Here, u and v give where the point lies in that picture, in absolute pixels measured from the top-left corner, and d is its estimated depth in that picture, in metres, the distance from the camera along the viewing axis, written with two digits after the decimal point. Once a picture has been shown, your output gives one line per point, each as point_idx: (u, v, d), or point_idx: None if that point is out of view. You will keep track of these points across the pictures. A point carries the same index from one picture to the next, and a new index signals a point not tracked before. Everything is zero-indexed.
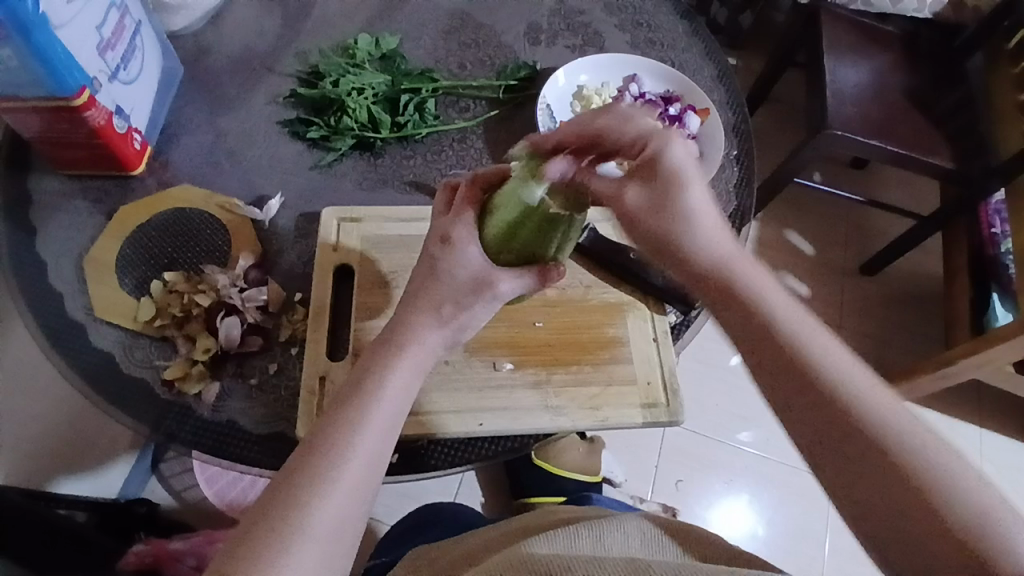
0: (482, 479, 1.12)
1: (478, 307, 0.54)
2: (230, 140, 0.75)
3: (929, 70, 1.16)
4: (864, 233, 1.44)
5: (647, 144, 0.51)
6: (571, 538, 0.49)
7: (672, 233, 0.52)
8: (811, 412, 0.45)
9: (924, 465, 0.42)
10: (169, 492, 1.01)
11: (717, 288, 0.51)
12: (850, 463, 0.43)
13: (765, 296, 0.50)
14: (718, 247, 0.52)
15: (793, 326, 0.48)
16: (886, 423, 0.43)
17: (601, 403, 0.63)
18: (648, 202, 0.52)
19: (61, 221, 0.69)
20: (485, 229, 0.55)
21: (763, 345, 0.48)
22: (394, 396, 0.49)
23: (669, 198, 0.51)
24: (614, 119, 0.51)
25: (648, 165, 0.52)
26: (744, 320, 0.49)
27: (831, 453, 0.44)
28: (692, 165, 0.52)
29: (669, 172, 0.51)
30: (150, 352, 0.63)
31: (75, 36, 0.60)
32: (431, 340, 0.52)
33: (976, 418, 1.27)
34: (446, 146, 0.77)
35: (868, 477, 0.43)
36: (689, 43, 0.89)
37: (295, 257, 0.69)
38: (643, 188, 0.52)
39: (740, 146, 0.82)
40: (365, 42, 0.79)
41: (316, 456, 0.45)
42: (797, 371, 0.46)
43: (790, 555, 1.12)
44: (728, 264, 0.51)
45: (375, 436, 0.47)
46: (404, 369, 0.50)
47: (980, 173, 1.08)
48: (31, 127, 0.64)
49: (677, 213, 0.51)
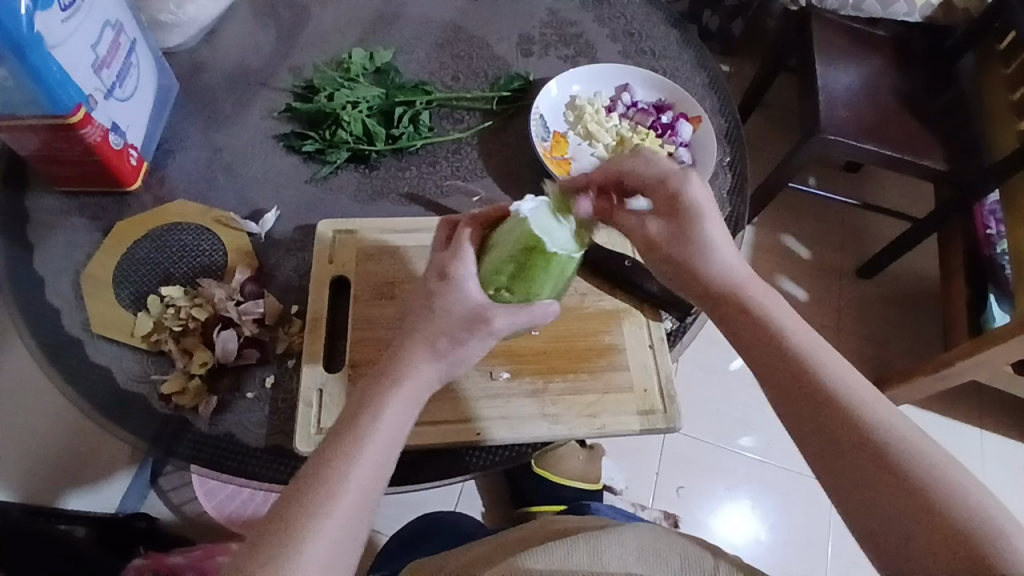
0: (482, 488, 1.12)
1: (472, 343, 0.53)
2: (226, 155, 0.75)
3: (920, 74, 1.17)
4: (859, 236, 1.45)
5: (669, 183, 0.59)
6: (568, 551, 0.49)
7: (691, 261, 0.58)
8: (816, 421, 0.48)
9: (922, 469, 0.43)
10: (169, 506, 1.06)
11: (729, 303, 0.56)
12: (846, 460, 0.46)
13: (775, 314, 0.54)
14: (736, 272, 0.57)
15: (803, 342, 0.52)
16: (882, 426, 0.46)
17: (598, 411, 0.63)
18: (670, 230, 0.59)
19: (58, 238, 0.69)
20: (484, 265, 0.56)
21: (772, 359, 0.52)
22: (391, 435, 0.49)
23: (690, 230, 0.58)
24: (639, 164, 0.60)
25: (670, 203, 0.59)
26: (758, 339, 0.53)
27: (835, 458, 0.46)
28: (710, 202, 0.58)
29: (689, 207, 0.58)
30: (148, 367, 0.63)
31: (70, 55, 0.61)
32: (427, 376, 0.52)
33: (977, 418, 1.27)
34: (440, 157, 0.77)
35: (868, 480, 0.44)
36: (681, 51, 0.90)
37: (292, 270, 0.70)
38: (665, 223, 0.59)
39: (733, 153, 0.82)
40: (359, 56, 0.80)
41: (306, 492, 0.45)
42: (801, 377, 0.50)
43: (793, 559, 1.12)
44: (742, 289, 0.56)
45: (367, 472, 0.47)
46: (400, 406, 0.50)
47: (973, 175, 1.09)
48: (28, 145, 0.64)
49: (697, 245, 0.58)
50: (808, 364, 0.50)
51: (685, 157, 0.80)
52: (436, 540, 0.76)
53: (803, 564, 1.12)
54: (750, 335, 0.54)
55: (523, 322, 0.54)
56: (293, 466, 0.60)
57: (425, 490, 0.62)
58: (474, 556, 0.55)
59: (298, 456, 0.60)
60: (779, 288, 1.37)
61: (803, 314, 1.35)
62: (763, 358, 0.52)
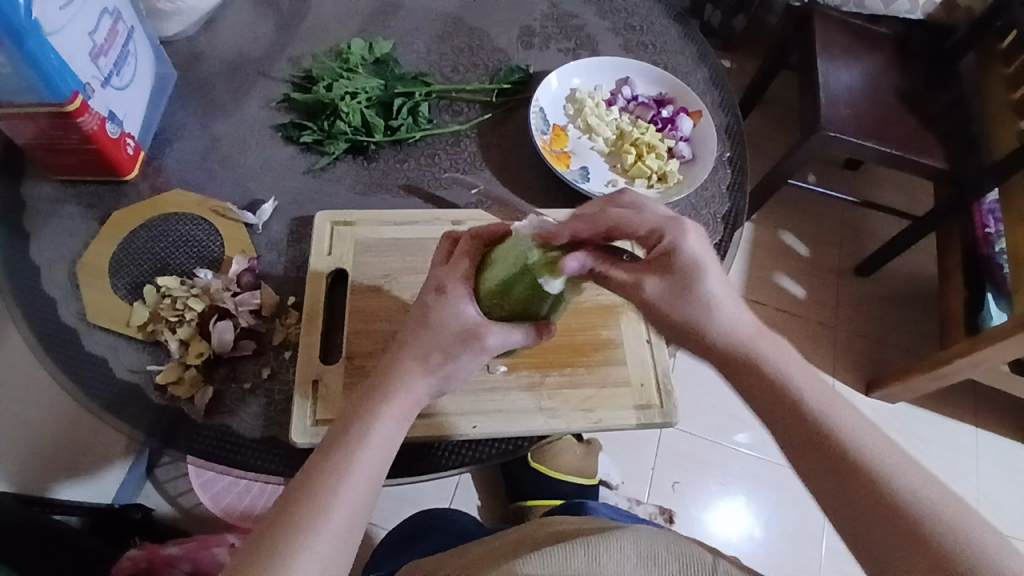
0: (478, 481, 1.12)
1: (465, 359, 0.53)
2: (224, 145, 0.75)
3: (921, 71, 1.17)
4: (858, 233, 1.45)
5: (663, 234, 0.53)
6: (566, 556, 0.48)
7: (692, 318, 0.53)
8: (835, 484, 0.45)
9: (951, 532, 0.41)
10: (165, 497, 1.05)
11: (741, 365, 0.51)
12: (877, 536, 0.43)
13: (787, 372, 0.50)
14: (739, 326, 0.53)
15: (817, 397, 0.49)
16: (912, 494, 0.43)
17: (594, 405, 0.63)
18: (667, 289, 0.53)
19: (55, 226, 0.68)
20: (482, 282, 0.55)
21: (786, 420, 0.49)
22: (390, 435, 0.50)
23: (688, 284, 0.53)
24: (629, 214, 0.54)
25: (664, 256, 0.53)
26: (769, 400, 0.50)
27: (865, 536, 0.43)
28: (708, 251, 0.53)
29: (685, 261, 0.53)
30: (144, 357, 0.63)
31: (68, 43, 0.60)
32: (422, 384, 0.52)
33: (972, 417, 1.27)
34: (439, 149, 0.77)
35: (896, 547, 0.42)
36: (683, 46, 0.89)
37: (288, 261, 0.69)
38: (661, 279, 0.53)
39: (733, 148, 0.82)
40: (358, 46, 0.79)
41: (295, 513, 0.45)
42: (821, 444, 0.47)
43: (788, 556, 1.12)
44: (750, 344, 0.52)
45: (358, 489, 0.47)
46: (399, 411, 0.51)
47: (972, 174, 1.08)
48: (24, 133, 0.64)
49: (698, 300, 0.53)
50: (823, 425, 0.47)
51: (685, 152, 0.80)
52: (432, 535, 0.76)
53: (797, 562, 1.12)
54: (761, 392, 0.50)
55: (519, 343, 0.54)
56: (290, 457, 0.60)
57: (421, 481, 0.62)
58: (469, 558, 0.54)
59: (295, 447, 0.60)
60: (778, 285, 1.37)
61: (801, 311, 1.35)
62: (777, 420, 0.49)
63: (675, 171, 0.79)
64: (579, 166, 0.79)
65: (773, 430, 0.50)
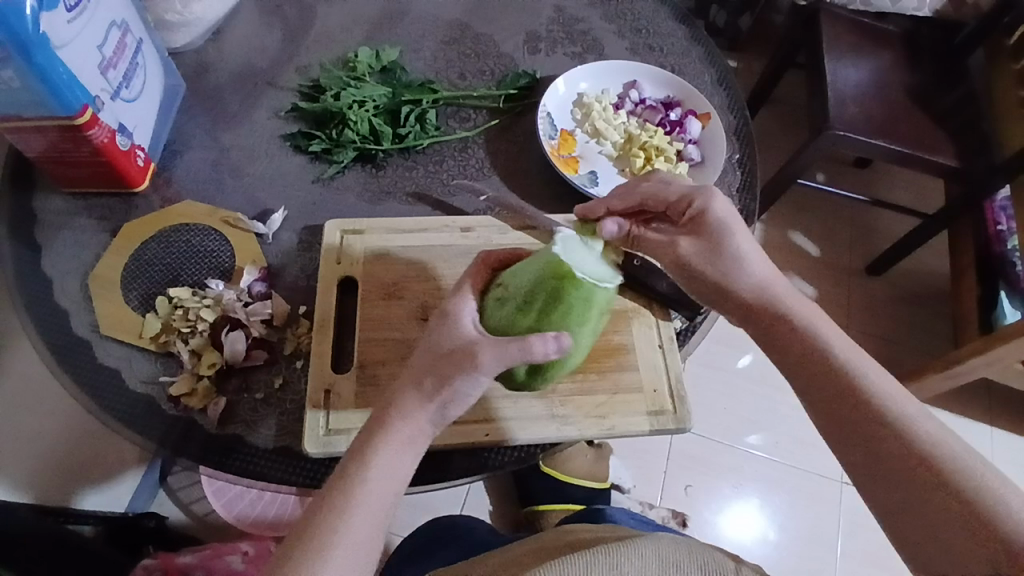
0: (490, 486, 1.12)
1: (460, 382, 0.50)
2: (233, 155, 0.75)
3: (930, 68, 1.16)
4: (869, 232, 1.44)
5: (693, 200, 0.59)
6: (590, 565, 0.48)
7: (725, 277, 0.58)
8: (858, 436, 0.49)
9: (963, 476, 0.44)
10: (178, 505, 1.08)
11: (773, 323, 0.56)
12: (894, 482, 0.47)
13: (816, 326, 0.54)
14: (771, 281, 0.58)
15: (846, 355, 0.52)
16: (924, 441, 0.47)
17: (607, 412, 0.62)
18: (699, 249, 0.59)
19: (66, 239, 0.69)
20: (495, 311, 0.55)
21: (816, 377, 0.52)
22: (383, 482, 0.49)
23: (720, 245, 0.58)
24: (658, 185, 0.61)
25: (695, 219, 0.59)
26: (801, 356, 0.54)
27: (881, 480, 0.47)
28: (735, 216, 0.58)
29: (714, 223, 0.58)
30: (157, 368, 0.63)
31: (77, 56, 0.60)
32: (418, 416, 0.50)
33: (987, 417, 1.26)
34: (447, 156, 0.77)
35: (914, 492, 0.46)
36: (690, 48, 0.89)
37: (299, 270, 0.69)
38: (693, 241, 0.59)
39: (742, 150, 0.81)
40: (365, 54, 0.79)
41: (307, 541, 0.46)
42: (843, 394, 0.50)
43: (803, 558, 1.12)
44: (784, 304, 0.56)
45: (368, 521, 0.48)
46: (393, 451, 0.50)
47: (982, 171, 1.07)
48: (35, 146, 0.64)
49: (730, 259, 0.58)
50: (846, 373, 0.51)
51: (694, 155, 0.80)
52: (446, 546, 0.76)
53: (812, 564, 1.11)
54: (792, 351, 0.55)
55: (516, 358, 0.50)
56: (304, 467, 0.60)
57: (436, 489, 0.61)
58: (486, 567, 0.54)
59: (308, 457, 0.60)
60: None
61: None
62: (806, 377, 0.53)
63: (685, 174, 0.78)
64: (588, 171, 0.79)
65: (798, 382, 0.54)
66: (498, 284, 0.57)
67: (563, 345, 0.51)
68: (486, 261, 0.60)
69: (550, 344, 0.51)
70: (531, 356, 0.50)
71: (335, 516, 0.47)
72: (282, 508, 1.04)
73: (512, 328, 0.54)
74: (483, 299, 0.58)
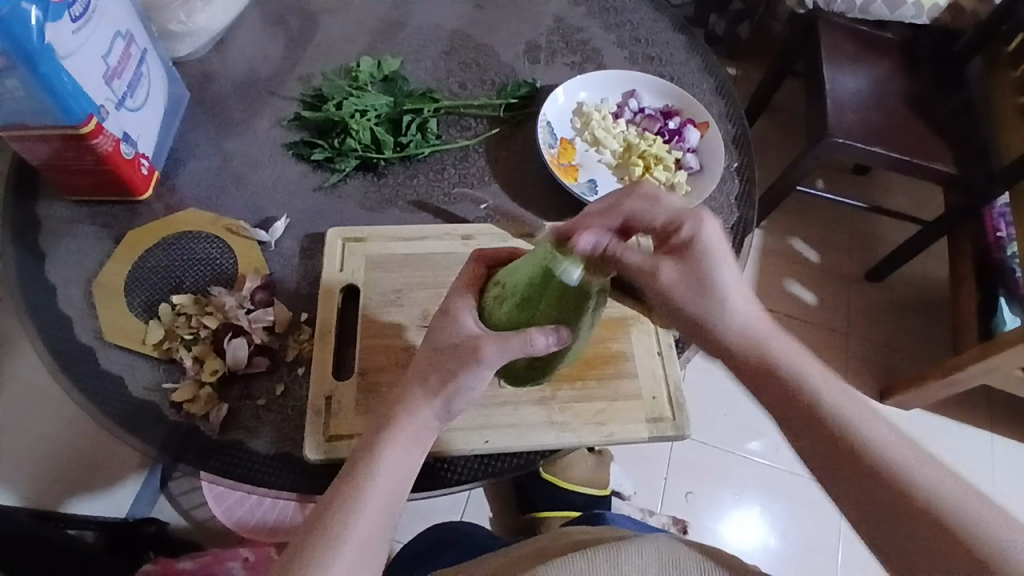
0: (490, 493, 1.12)
1: (465, 377, 0.52)
2: (236, 163, 0.76)
3: (928, 76, 1.17)
4: (868, 239, 1.45)
5: (681, 226, 0.57)
6: (587, 567, 0.48)
7: (703, 312, 0.57)
8: (853, 478, 0.49)
9: (964, 517, 0.45)
10: (179, 512, 1.07)
11: (757, 365, 0.56)
12: (900, 525, 0.46)
13: (801, 366, 0.54)
14: (752, 324, 0.57)
15: (829, 391, 0.53)
16: (923, 481, 0.47)
17: (606, 419, 0.63)
18: (682, 275, 0.57)
19: (70, 246, 0.69)
20: (493, 310, 0.56)
21: (799, 417, 0.52)
22: (393, 477, 0.50)
23: (704, 273, 0.57)
24: (645, 204, 0.57)
25: (682, 245, 0.57)
26: (778, 394, 0.54)
27: (887, 524, 0.47)
28: (723, 250, 0.57)
29: (702, 252, 0.57)
30: (159, 375, 0.63)
31: (81, 66, 0.61)
32: (424, 413, 0.52)
33: (987, 424, 1.26)
34: (448, 164, 0.78)
35: (911, 529, 0.46)
36: (689, 57, 0.90)
37: (301, 277, 0.70)
38: (676, 265, 0.57)
39: (740, 158, 0.82)
40: (367, 64, 0.80)
41: (317, 540, 0.47)
42: (836, 437, 0.50)
43: (803, 565, 1.12)
44: (763, 340, 0.56)
45: (373, 517, 0.48)
46: (401, 447, 0.51)
47: (981, 178, 1.08)
48: (40, 154, 0.65)
49: (711, 291, 0.57)
50: (835, 415, 0.51)
51: (692, 163, 0.81)
52: (447, 550, 0.76)
53: (812, 571, 1.11)
54: (773, 391, 0.54)
55: (518, 351, 0.52)
56: (304, 473, 0.60)
57: (435, 496, 0.61)
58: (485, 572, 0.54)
59: (309, 463, 0.60)
60: (789, 292, 1.36)
61: (812, 318, 1.34)
62: (788, 412, 0.53)
63: (683, 183, 0.79)
64: (587, 179, 0.80)
65: (786, 424, 0.53)
66: (495, 283, 0.57)
67: (562, 338, 0.53)
68: (482, 259, 0.60)
69: (550, 338, 0.52)
70: (532, 349, 0.52)
71: (347, 511, 0.48)
72: (282, 514, 1.05)
73: (513, 323, 0.55)
74: (481, 297, 0.58)
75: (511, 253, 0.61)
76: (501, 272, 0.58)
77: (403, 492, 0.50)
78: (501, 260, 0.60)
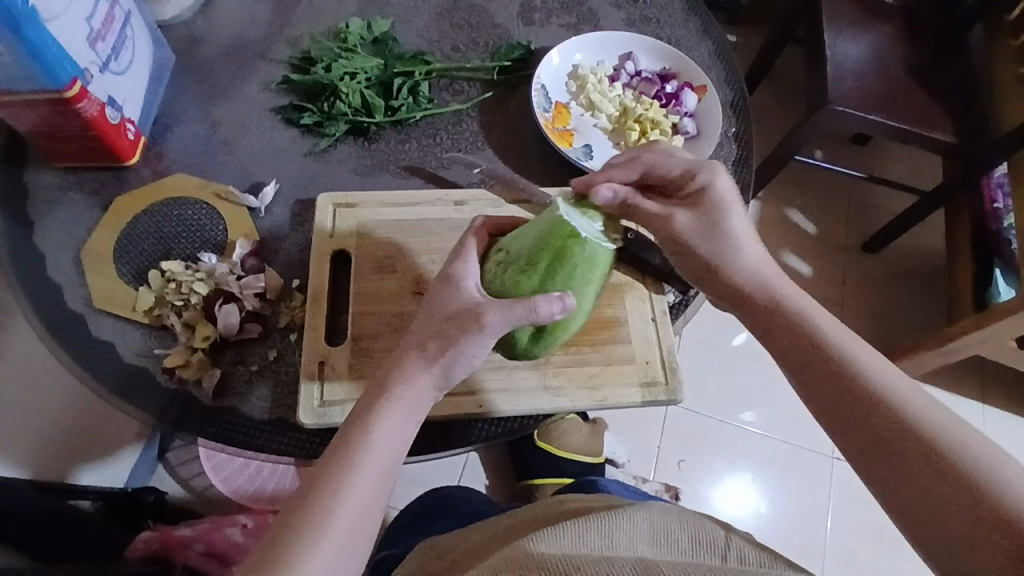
0: (486, 461, 1.13)
1: (466, 342, 0.52)
2: (225, 128, 0.75)
3: (929, 41, 1.15)
4: (865, 209, 1.44)
5: (696, 175, 0.58)
6: (579, 536, 0.47)
7: (719, 258, 0.57)
8: (862, 427, 0.48)
9: (975, 464, 0.43)
10: (178, 481, 1.08)
11: (771, 314, 0.56)
12: (902, 474, 0.45)
13: (816, 320, 0.54)
14: (763, 274, 0.57)
15: (841, 343, 0.52)
16: (933, 430, 0.45)
17: (599, 383, 0.63)
18: (697, 223, 0.58)
19: (58, 214, 0.69)
20: (496, 279, 0.56)
21: (808, 364, 0.52)
22: (387, 446, 0.49)
23: (719, 222, 0.57)
24: (661, 157, 0.60)
25: (695, 194, 0.58)
26: (792, 343, 0.54)
27: (895, 475, 0.45)
28: (737, 198, 0.58)
29: (713, 201, 0.58)
30: (151, 342, 0.63)
31: (64, 28, 0.60)
32: (422, 381, 0.52)
33: (980, 394, 1.27)
34: (441, 129, 0.76)
35: (921, 482, 0.44)
36: (686, 19, 0.88)
37: (292, 244, 0.69)
38: (691, 213, 0.58)
39: (738, 123, 0.81)
40: (357, 25, 0.78)
41: (306, 508, 0.46)
42: (847, 388, 0.49)
43: (795, 531, 1.13)
44: (778, 292, 0.56)
45: (366, 486, 0.47)
46: (395, 418, 0.50)
47: (981, 148, 1.06)
48: (26, 120, 0.64)
49: (726, 241, 0.57)
50: (848, 369, 0.50)
51: (689, 128, 0.79)
52: (440, 516, 0.76)
53: (805, 539, 1.12)
54: (789, 345, 0.54)
55: (522, 319, 0.52)
56: (299, 438, 0.60)
57: (429, 460, 0.61)
58: (480, 540, 0.54)
59: (303, 428, 0.60)
60: (785, 263, 1.36)
61: (807, 290, 1.34)
62: (800, 364, 0.53)
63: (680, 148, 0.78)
64: (582, 144, 0.78)
65: (797, 376, 0.53)
66: (499, 250, 0.58)
67: (568, 306, 0.52)
68: (486, 225, 0.60)
69: (556, 306, 0.52)
70: (535, 316, 0.52)
71: (335, 482, 0.47)
72: (281, 482, 1.06)
73: (516, 291, 0.55)
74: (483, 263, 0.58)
75: (515, 221, 0.62)
76: (505, 239, 0.58)
77: (399, 461, 0.50)
78: (506, 228, 0.61)
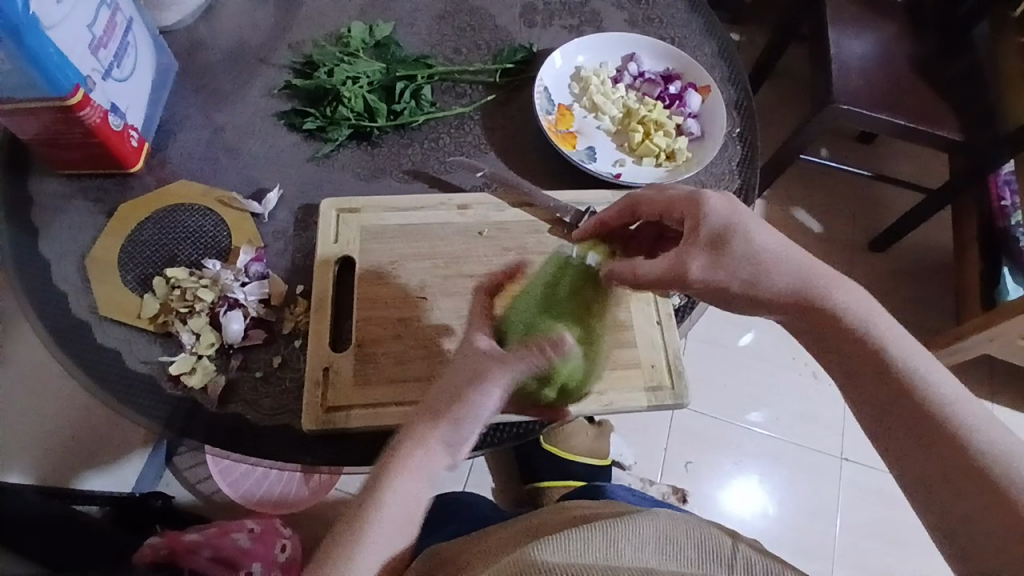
0: (492, 465, 1.13)
1: (475, 397, 0.48)
2: (228, 134, 0.75)
3: (935, 37, 1.14)
4: (872, 207, 1.43)
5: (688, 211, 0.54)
6: (584, 542, 0.47)
7: (744, 285, 0.52)
8: (915, 445, 0.47)
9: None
10: (185, 486, 1.07)
11: (824, 321, 0.51)
12: (956, 500, 0.44)
13: (873, 322, 0.51)
14: (800, 275, 0.52)
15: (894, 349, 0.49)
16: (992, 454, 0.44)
17: (605, 388, 0.62)
18: (711, 261, 0.53)
19: (62, 221, 0.69)
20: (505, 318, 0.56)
21: (861, 372, 0.50)
22: (401, 506, 0.47)
23: (734, 249, 0.52)
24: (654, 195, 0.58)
25: (694, 232, 0.54)
26: (839, 348, 0.51)
27: (949, 499, 0.45)
28: (741, 210, 0.53)
29: (715, 232, 0.53)
30: (156, 349, 0.63)
31: (65, 36, 0.60)
32: (433, 443, 0.48)
33: (989, 391, 1.26)
34: (444, 132, 0.76)
35: (978, 510, 0.43)
36: (689, 19, 0.87)
37: (296, 249, 0.69)
38: (698, 253, 0.53)
39: (742, 123, 0.80)
40: (359, 30, 0.78)
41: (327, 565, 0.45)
42: (899, 400, 0.48)
43: (803, 531, 1.12)
44: (822, 297, 0.51)
45: (378, 547, 0.46)
46: (406, 479, 0.47)
47: (987, 144, 1.05)
48: (29, 129, 0.64)
49: (748, 266, 0.52)
50: (904, 378, 0.48)
51: (693, 129, 0.79)
52: (446, 520, 0.76)
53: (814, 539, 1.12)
54: (846, 352, 0.51)
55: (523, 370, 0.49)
56: (304, 444, 0.60)
57: None
58: (483, 545, 0.54)
59: (308, 434, 0.60)
60: None
61: None
62: (850, 373, 0.51)
63: (683, 150, 0.78)
64: (586, 147, 0.78)
65: (850, 384, 0.51)
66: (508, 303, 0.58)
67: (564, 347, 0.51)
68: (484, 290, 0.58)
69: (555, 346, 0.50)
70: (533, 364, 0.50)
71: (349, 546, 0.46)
72: (287, 487, 1.06)
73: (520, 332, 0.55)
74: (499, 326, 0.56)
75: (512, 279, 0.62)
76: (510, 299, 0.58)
77: (415, 516, 0.48)
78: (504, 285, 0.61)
